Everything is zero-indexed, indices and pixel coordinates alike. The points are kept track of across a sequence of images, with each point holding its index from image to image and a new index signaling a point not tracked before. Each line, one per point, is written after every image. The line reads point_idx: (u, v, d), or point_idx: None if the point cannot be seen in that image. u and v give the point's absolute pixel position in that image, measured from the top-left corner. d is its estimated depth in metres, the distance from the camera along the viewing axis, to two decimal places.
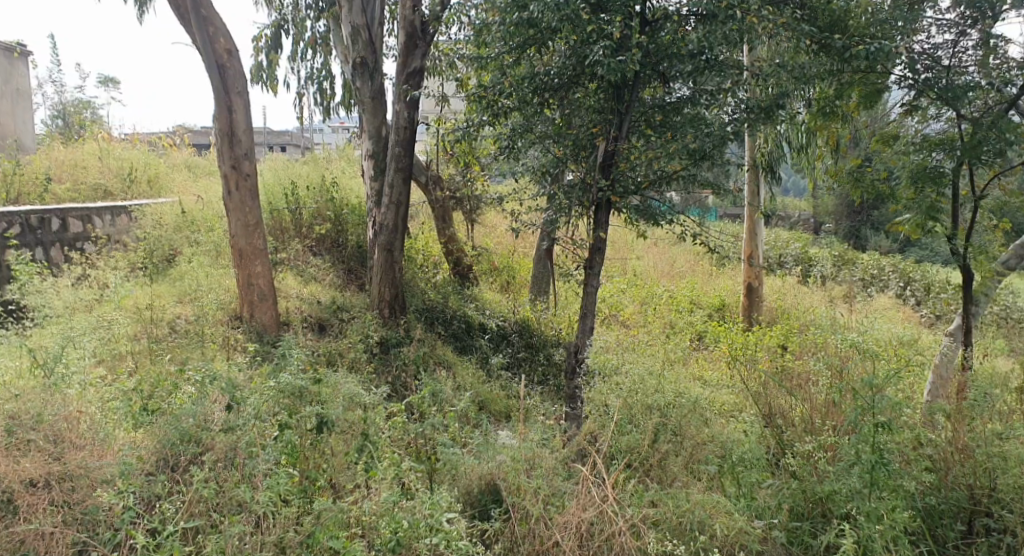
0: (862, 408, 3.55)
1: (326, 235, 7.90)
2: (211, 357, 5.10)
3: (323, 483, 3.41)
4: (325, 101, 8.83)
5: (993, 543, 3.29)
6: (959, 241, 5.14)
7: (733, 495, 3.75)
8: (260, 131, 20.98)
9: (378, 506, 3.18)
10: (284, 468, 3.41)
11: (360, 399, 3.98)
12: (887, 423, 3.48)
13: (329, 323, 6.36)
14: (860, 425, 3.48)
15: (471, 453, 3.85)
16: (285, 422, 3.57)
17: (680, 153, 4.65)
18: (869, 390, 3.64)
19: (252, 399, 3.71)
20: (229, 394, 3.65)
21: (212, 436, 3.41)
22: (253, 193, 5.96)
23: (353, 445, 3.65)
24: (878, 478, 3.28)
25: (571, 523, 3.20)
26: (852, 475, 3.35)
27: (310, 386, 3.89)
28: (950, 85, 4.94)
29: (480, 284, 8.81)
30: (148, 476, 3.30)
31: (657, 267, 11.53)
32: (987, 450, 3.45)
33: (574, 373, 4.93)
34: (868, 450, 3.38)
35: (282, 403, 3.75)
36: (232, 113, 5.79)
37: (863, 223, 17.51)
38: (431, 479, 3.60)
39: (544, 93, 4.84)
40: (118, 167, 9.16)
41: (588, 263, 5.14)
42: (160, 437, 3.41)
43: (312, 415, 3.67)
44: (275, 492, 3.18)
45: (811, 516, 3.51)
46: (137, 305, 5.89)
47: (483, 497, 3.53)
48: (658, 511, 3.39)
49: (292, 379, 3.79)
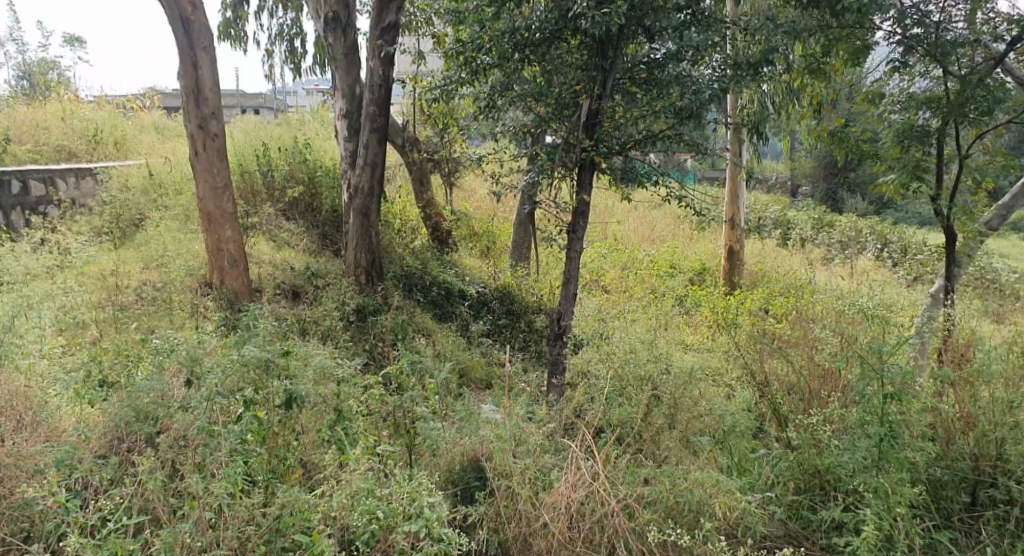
0: (872, 378, 3.39)
1: (300, 199, 7.64)
2: (180, 326, 4.91)
3: (293, 462, 3.28)
4: (295, 61, 8.45)
5: (999, 516, 3.25)
6: (943, 202, 5.04)
7: (725, 466, 3.70)
8: (231, 95, 20.39)
9: (354, 488, 3.04)
10: (250, 448, 3.20)
11: (332, 372, 3.78)
12: (898, 393, 3.27)
13: (303, 289, 6.17)
14: (869, 395, 3.33)
15: (452, 427, 3.70)
16: (247, 400, 3.29)
17: (666, 113, 4.44)
18: (878, 361, 3.45)
19: (213, 372, 3.44)
20: (187, 368, 3.41)
21: (168, 415, 3.22)
22: (221, 154, 5.67)
23: (325, 421, 3.49)
24: (886, 451, 3.16)
25: (560, 503, 3.08)
26: (859, 450, 3.22)
27: (279, 358, 3.58)
28: (939, 40, 4.74)
29: (460, 249, 8.62)
30: (103, 458, 3.14)
31: (637, 231, 11.41)
32: (996, 422, 3.40)
33: (557, 340, 4.76)
34: (876, 422, 3.26)
35: (247, 378, 3.44)
36: (198, 70, 5.47)
37: (840, 185, 17.53)
38: (411, 456, 3.47)
39: (525, 48, 4.53)
40: (81, 128, 8.76)
41: (571, 227, 4.98)
42: (113, 415, 3.22)
43: (281, 390, 3.41)
44: (232, 482, 2.97)
45: (810, 489, 3.40)
46: (101, 272, 5.65)
47: (465, 475, 3.41)
48: (654, 490, 3.25)
49: (257, 351, 3.47)
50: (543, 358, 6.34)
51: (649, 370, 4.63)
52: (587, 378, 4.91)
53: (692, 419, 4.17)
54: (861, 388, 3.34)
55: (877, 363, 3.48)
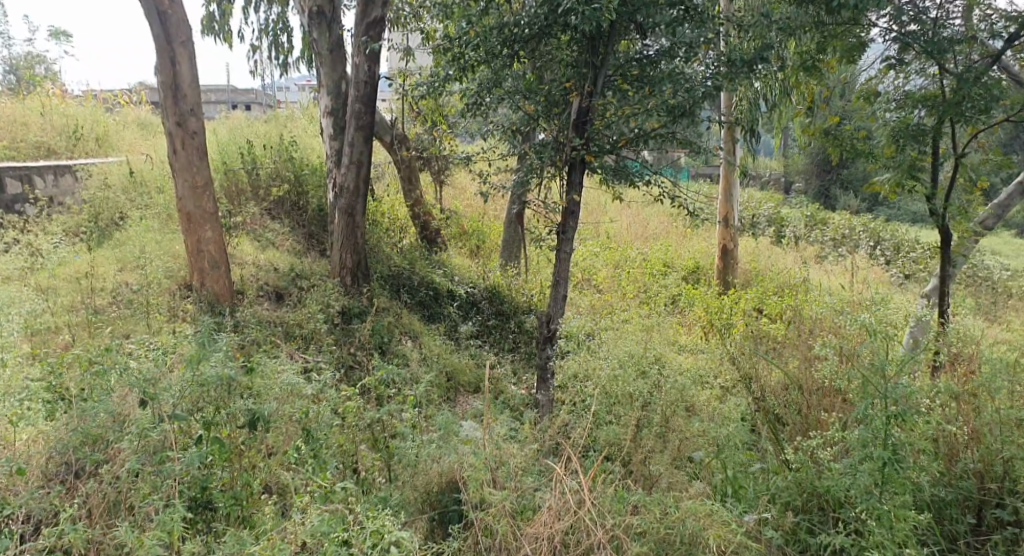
0: (874, 397, 3.17)
1: (285, 198, 7.47)
2: (156, 331, 4.77)
3: (257, 490, 3.16)
4: (282, 56, 8.27)
5: (1008, 538, 3.14)
6: (938, 201, 4.90)
7: (720, 483, 3.62)
8: (221, 91, 20.17)
9: (325, 515, 2.87)
10: (212, 472, 3.11)
11: (301, 388, 3.63)
12: (902, 414, 3.08)
13: (286, 291, 6.00)
14: (870, 417, 3.12)
15: (432, 443, 3.55)
16: (207, 422, 3.16)
17: (658, 111, 4.29)
18: (881, 377, 3.28)
19: (170, 391, 3.26)
20: (139, 388, 3.22)
21: (118, 441, 3.06)
22: (201, 152, 5.50)
23: (295, 442, 3.38)
24: (888, 475, 3.00)
25: (543, 535, 2.88)
26: (860, 473, 3.05)
27: (241, 377, 3.47)
28: (936, 37, 4.61)
29: (450, 248, 8.48)
30: (45, 486, 2.96)
31: (630, 229, 11.30)
32: (1003, 438, 3.31)
33: (545, 343, 4.75)
34: (880, 444, 3.06)
35: (207, 397, 3.32)
36: (176, 66, 5.30)
37: (832, 182, 17.47)
38: (389, 470, 3.44)
39: (515, 44, 4.40)
40: (62, 124, 8.56)
41: (560, 228, 4.82)
42: (59, 439, 3.06)
43: (242, 411, 3.33)
44: (168, 530, 2.75)
45: (808, 509, 3.30)
46: (75, 274, 5.49)
47: (443, 497, 3.23)
48: (644, 520, 3.03)
49: (216, 370, 3.33)
50: (533, 359, 6.24)
51: (640, 379, 4.49)
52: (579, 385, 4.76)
53: (686, 438, 3.99)
54: (862, 409, 3.13)
55: (880, 382, 3.27)
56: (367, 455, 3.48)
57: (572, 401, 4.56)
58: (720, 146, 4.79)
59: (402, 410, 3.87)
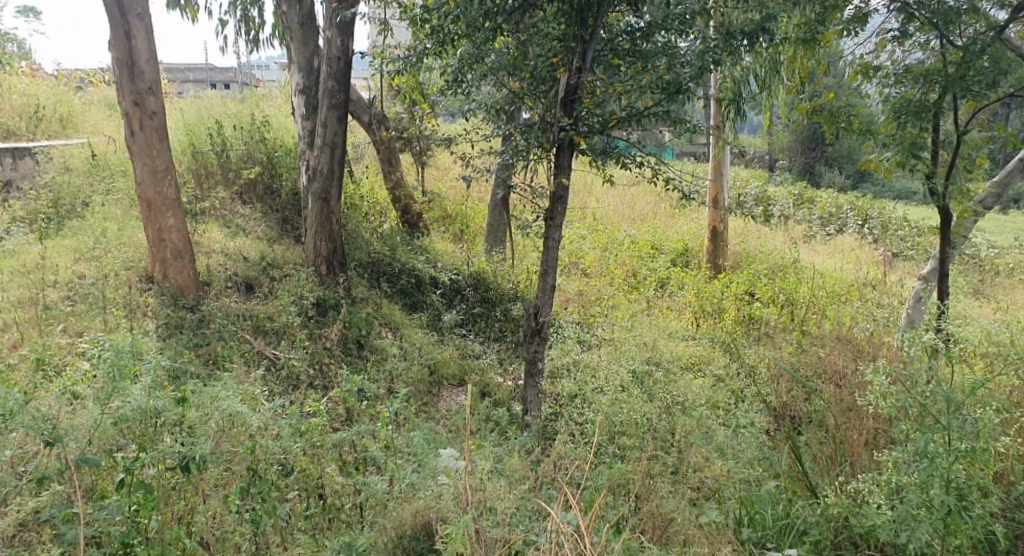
0: (935, 431, 2.86)
1: (257, 180, 7.04)
2: (112, 327, 4.47)
3: (190, 545, 2.75)
4: (250, 31, 7.79)
5: None
6: (939, 180, 4.54)
7: (734, 512, 3.39)
8: (194, 70, 19.50)
9: None
10: (140, 521, 2.71)
11: (242, 419, 3.25)
12: (972, 453, 2.77)
13: (257, 282, 5.61)
14: (932, 454, 2.81)
15: (413, 475, 3.23)
16: (127, 466, 2.78)
17: (653, 87, 3.91)
18: (943, 409, 2.92)
19: (76, 431, 2.83)
20: (43, 431, 2.74)
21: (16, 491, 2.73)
22: (160, 134, 5.06)
23: (238, 483, 3.05)
24: (954, 525, 2.70)
25: None
26: (917, 524, 2.73)
27: (170, 409, 3.09)
28: (942, 8, 4.21)
29: (432, 232, 8.09)
30: None
31: (617, 211, 10.93)
32: None
33: (534, 336, 4.38)
34: (941, 485, 2.76)
35: (128, 434, 2.98)
36: (131, 40, 4.85)
37: (817, 159, 17.19)
38: (364, 514, 3.14)
39: (496, 17, 4.03)
40: (22, 104, 8.03)
41: (548, 214, 4.45)
42: None
43: (171, 450, 2.93)
44: None
45: (837, 547, 3.08)
46: (24, 266, 5.08)
47: (418, 543, 2.93)
48: None
49: (138, 404, 2.93)
50: (521, 348, 6.01)
51: (638, 400, 4.43)
52: (580, 406, 4.56)
53: (702, 465, 3.78)
54: (924, 444, 2.81)
55: (940, 411, 2.95)
56: (335, 477, 3.26)
57: (568, 423, 4.36)
58: (704, 121, 4.32)
59: (375, 429, 3.58)
